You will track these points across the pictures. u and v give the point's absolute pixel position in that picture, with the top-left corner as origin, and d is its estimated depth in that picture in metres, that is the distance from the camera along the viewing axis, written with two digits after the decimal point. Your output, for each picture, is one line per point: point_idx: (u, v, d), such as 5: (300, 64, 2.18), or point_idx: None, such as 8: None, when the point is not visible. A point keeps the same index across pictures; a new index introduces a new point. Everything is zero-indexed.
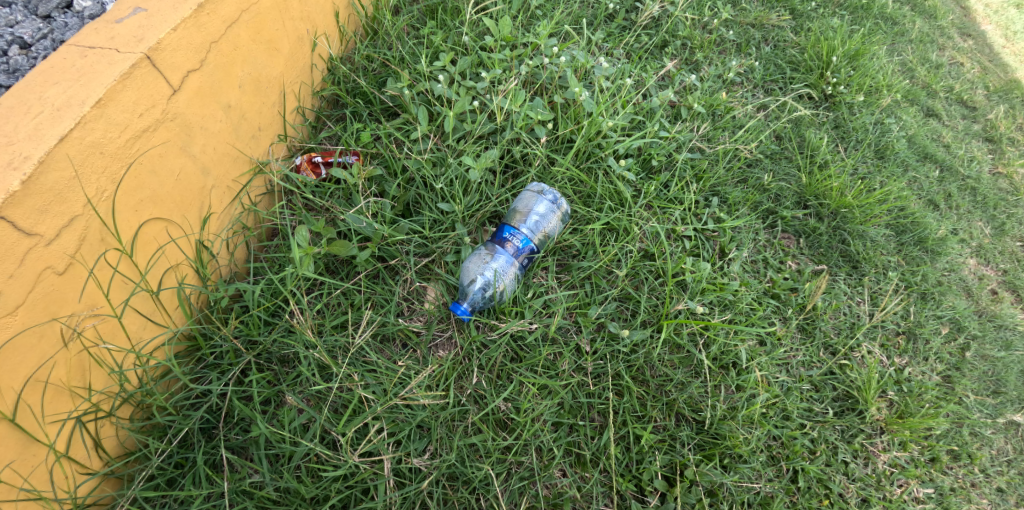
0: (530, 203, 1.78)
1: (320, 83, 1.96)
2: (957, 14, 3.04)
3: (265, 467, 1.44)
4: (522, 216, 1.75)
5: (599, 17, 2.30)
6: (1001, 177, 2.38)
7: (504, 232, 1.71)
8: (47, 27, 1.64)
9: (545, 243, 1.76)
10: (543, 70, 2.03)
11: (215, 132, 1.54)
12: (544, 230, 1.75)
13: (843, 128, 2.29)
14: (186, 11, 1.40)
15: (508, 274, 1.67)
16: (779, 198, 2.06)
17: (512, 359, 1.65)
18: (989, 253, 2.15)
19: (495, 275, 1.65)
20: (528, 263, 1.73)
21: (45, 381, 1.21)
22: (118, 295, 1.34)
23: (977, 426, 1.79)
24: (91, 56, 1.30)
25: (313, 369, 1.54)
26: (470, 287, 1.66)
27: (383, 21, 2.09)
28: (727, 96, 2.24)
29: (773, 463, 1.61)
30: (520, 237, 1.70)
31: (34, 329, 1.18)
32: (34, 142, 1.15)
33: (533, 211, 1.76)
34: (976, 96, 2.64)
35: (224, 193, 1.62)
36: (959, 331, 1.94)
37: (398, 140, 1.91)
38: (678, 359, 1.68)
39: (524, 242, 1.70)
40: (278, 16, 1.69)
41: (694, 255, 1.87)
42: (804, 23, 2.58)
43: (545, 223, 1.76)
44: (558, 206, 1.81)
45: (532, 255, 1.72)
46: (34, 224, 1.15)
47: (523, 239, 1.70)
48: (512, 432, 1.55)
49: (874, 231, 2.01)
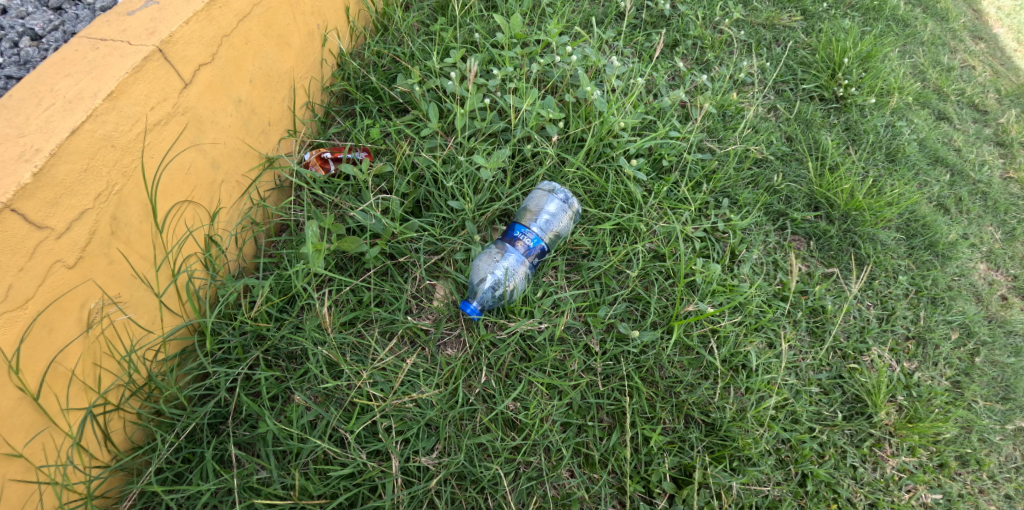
0: (541, 203, 1.79)
1: (330, 79, 1.96)
2: (969, 17, 3.02)
3: (273, 463, 1.43)
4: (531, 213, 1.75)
5: (610, 16, 2.29)
6: (1013, 182, 2.36)
7: (514, 229, 1.72)
8: (58, 19, 1.64)
9: (556, 242, 1.75)
10: (555, 68, 2.01)
11: (225, 126, 1.54)
12: (554, 230, 1.75)
13: (854, 130, 2.28)
14: (198, 5, 1.39)
15: (519, 273, 1.66)
16: (790, 200, 2.05)
17: (522, 358, 1.64)
18: (999, 258, 2.13)
19: (506, 274, 1.65)
20: (538, 262, 1.72)
21: (58, 374, 1.22)
22: (129, 290, 1.34)
23: (986, 432, 1.78)
24: (103, 48, 1.29)
25: (321, 367, 1.54)
26: (479, 286, 1.65)
27: (394, 18, 2.09)
28: (738, 97, 2.23)
29: (782, 467, 1.60)
30: (532, 236, 1.69)
31: (45, 322, 1.18)
32: (45, 135, 1.15)
33: (543, 210, 1.77)
34: (988, 99, 2.62)
35: (234, 188, 1.62)
36: (969, 336, 1.92)
37: (408, 138, 1.91)
38: (687, 360, 1.67)
39: (535, 241, 1.69)
40: (289, 10, 1.69)
41: (704, 256, 1.86)
42: (815, 24, 2.56)
43: (556, 222, 1.76)
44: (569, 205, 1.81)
45: (543, 254, 1.71)
46: (44, 217, 1.14)
47: (534, 237, 1.69)
48: (520, 432, 1.54)
49: (885, 234, 2.00)
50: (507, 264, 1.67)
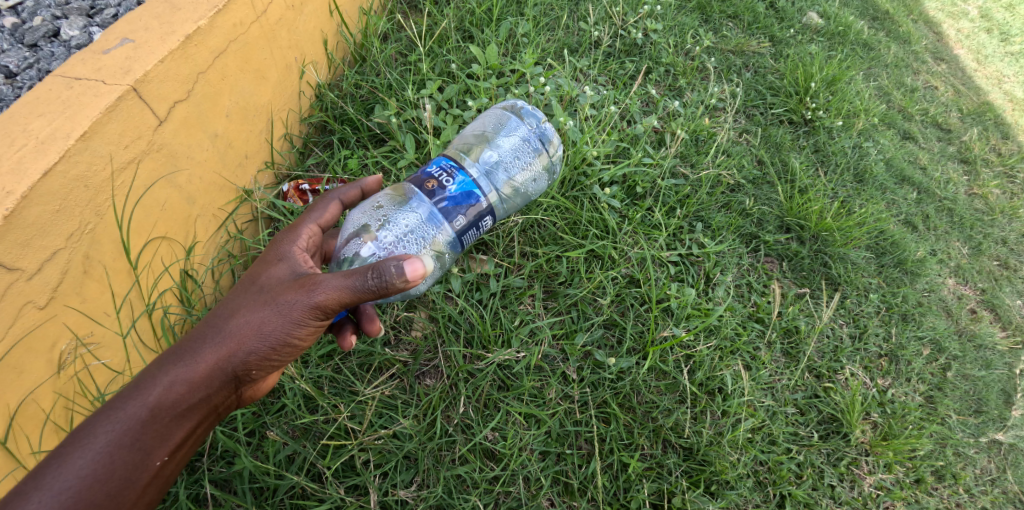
0: (495, 150, 1.62)
1: (308, 110, 1.99)
2: (930, 39, 3.14)
3: (248, 501, 1.42)
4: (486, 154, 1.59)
5: (584, 45, 2.36)
6: (977, 198, 2.44)
7: (436, 170, 1.32)
8: (34, 56, 1.65)
9: (519, 202, 1.63)
10: (529, 98, 2.06)
11: (201, 161, 1.55)
12: (510, 180, 1.58)
13: (823, 152, 2.34)
14: (174, 43, 1.41)
15: (439, 234, 1.32)
16: (762, 223, 2.09)
17: (499, 387, 1.65)
18: (967, 273, 2.20)
19: (417, 236, 1.33)
20: (468, 215, 1.32)
21: (28, 416, 1.20)
22: (104, 327, 1.34)
23: (960, 446, 1.81)
24: (77, 88, 1.30)
25: (298, 401, 1.53)
26: (365, 247, 1.34)
27: (371, 49, 2.12)
28: (709, 122, 2.28)
29: (761, 488, 1.62)
30: (461, 180, 1.32)
31: (15, 365, 1.17)
32: (17, 177, 1.15)
33: (497, 158, 1.59)
34: (951, 118, 2.71)
35: (210, 222, 1.64)
36: (940, 351, 1.97)
37: (386, 168, 1.94)
38: (664, 385, 1.68)
39: (460, 187, 1.31)
40: (266, 45, 1.72)
41: (678, 280, 1.89)
42: (783, 49, 2.65)
43: (516, 170, 1.60)
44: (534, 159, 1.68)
45: (487, 211, 1.35)
46: (15, 258, 1.14)
47: (461, 179, 1.32)
48: (499, 462, 1.54)
49: (854, 254, 2.05)
50: (419, 224, 1.34)
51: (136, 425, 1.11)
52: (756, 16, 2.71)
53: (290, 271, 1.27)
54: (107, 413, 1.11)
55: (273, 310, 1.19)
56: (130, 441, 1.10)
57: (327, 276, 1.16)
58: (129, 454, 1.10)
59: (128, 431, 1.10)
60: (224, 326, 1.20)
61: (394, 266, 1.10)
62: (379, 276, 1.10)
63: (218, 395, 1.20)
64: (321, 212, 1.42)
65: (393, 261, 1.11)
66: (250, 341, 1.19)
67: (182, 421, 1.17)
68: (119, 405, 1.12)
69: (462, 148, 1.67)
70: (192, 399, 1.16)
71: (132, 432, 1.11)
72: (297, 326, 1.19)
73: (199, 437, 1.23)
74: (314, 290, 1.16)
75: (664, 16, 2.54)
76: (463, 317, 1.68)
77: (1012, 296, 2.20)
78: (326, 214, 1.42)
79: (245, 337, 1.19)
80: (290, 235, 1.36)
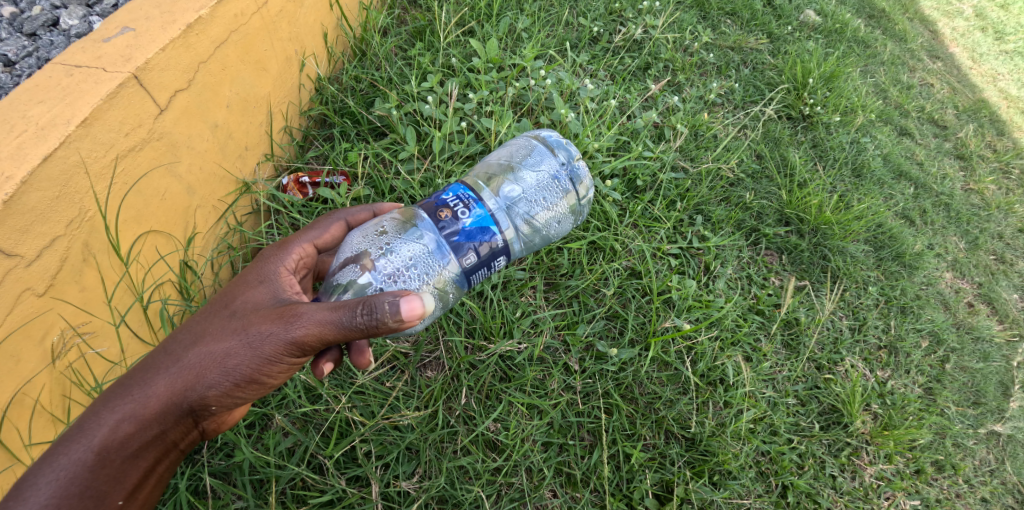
0: (521, 185, 1.52)
1: (309, 103, 1.99)
2: (926, 37, 3.15)
3: (250, 492, 1.41)
4: (509, 188, 1.50)
5: (583, 40, 2.36)
6: (973, 193, 2.46)
7: (452, 200, 1.27)
8: (32, 45, 1.64)
9: (538, 243, 1.54)
10: (530, 92, 2.08)
11: (201, 151, 1.55)
12: (532, 219, 1.49)
13: (821, 147, 2.35)
14: (174, 32, 1.41)
15: (444, 270, 1.28)
16: (761, 216, 2.10)
17: (501, 379, 1.65)
18: (964, 267, 2.21)
19: (420, 271, 1.29)
20: (479, 256, 1.26)
21: (24, 406, 1.19)
22: (101, 318, 1.33)
23: (959, 437, 1.82)
24: (77, 75, 1.29)
25: (299, 391, 1.51)
26: (362, 276, 1.28)
27: (371, 42, 2.11)
28: (708, 117, 2.29)
29: (763, 479, 1.62)
30: (478, 214, 1.26)
31: (12, 352, 1.16)
32: (16, 161, 1.14)
33: (522, 194, 1.49)
34: (946, 115, 2.73)
35: (210, 213, 1.63)
36: (938, 343, 1.98)
37: (387, 161, 1.94)
38: (666, 376, 1.69)
39: (475, 226, 1.26)
40: (267, 37, 1.72)
41: (680, 273, 1.89)
42: (781, 46, 2.66)
43: (539, 207, 1.50)
44: (561, 199, 1.57)
45: (500, 250, 1.29)
46: (14, 245, 1.13)
47: (476, 216, 1.26)
48: (501, 453, 1.54)
49: (853, 247, 2.06)
50: (424, 256, 1.30)
51: (84, 471, 1.07)
52: (755, 13, 2.71)
53: (263, 300, 1.22)
54: (49, 459, 1.05)
55: (241, 341, 1.13)
56: (79, 489, 1.06)
57: (308, 307, 1.11)
58: (80, 501, 1.06)
59: (75, 478, 1.06)
60: (184, 362, 1.14)
61: (386, 303, 1.07)
62: (369, 312, 1.07)
63: (174, 431, 1.16)
64: (320, 232, 1.42)
65: (387, 298, 1.07)
66: (212, 375, 1.13)
67: (138, 458, 1.13)
68: (63, 450, 1.06)
69: (484, 177, 1.59)
70: (144, 437, 1.12)
71: (78, 478, 1.06)
72: (266, 360, 1.13)
73: (162, 472, 1.20)
74: (293, 322, 1.11)
75: (663, 12, 2.54)
76: (465, 309, 1.68)
77: (1008, 290, 2.22)
78: (325, 233, 1.43)
79: (204, 370, 1.14)
80: (272, 258, 1.32)
